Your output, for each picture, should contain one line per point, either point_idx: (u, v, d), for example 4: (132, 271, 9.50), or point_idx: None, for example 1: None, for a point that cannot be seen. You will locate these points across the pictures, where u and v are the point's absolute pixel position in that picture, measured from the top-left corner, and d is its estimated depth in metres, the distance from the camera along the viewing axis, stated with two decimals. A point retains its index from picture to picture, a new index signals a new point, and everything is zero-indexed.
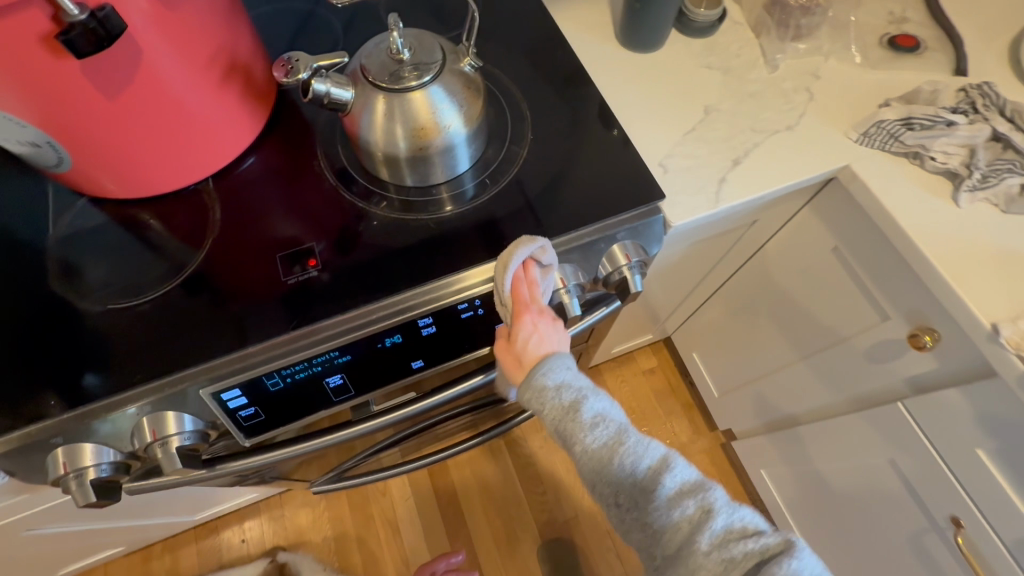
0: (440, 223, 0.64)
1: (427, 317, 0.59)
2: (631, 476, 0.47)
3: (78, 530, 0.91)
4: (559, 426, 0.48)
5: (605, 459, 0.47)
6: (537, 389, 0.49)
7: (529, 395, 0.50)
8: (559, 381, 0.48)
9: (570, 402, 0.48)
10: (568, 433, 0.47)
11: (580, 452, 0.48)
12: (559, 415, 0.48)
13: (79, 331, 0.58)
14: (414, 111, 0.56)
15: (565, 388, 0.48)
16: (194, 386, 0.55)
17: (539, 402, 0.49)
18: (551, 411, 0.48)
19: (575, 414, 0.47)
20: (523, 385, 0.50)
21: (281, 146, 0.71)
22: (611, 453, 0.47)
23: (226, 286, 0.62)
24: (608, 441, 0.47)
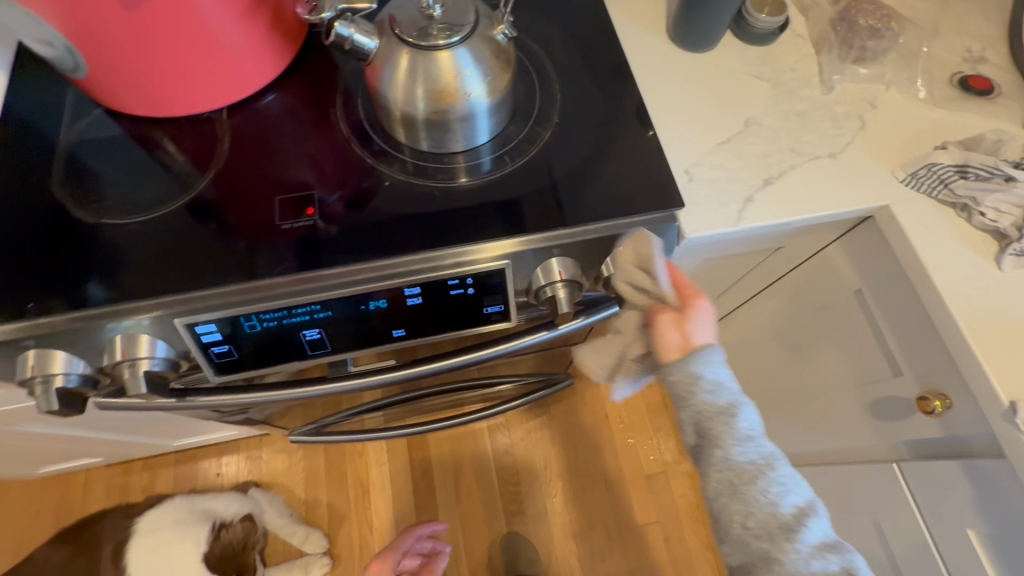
0: (447, 195, 0.62)
1: (414, 287, 0.57)
2: (781, 527, 0.52)
3: (60, 435, 0.93)
4: (709, 447, 0.54)
5: (748, 476, 0.52)
6: (715, 412, 0.52)
7: (712, 435, 0.53)
8: (753, 439, 0.53)
9: (787, 494, 0.52)
10: (711, 434, 0.53)
11: (752, 519, 0.52)
12: (743, 473, 0.53)
13: (64, 237, 0.57)
14: (437, 73, 0.54)
15: (720, 387, 0.53)
16: (168, 315, 0.54)
17: (685, 392, 0.54)
18: (732, 469, 0.53)
19: (744, 453, 0.53)
20: (672, 369, 0.54)
21: (303, 88, 0.69)
22: (752, 470, 0.52)
23: (215, 221, 0.60)
24: (801, 533, 0.51)
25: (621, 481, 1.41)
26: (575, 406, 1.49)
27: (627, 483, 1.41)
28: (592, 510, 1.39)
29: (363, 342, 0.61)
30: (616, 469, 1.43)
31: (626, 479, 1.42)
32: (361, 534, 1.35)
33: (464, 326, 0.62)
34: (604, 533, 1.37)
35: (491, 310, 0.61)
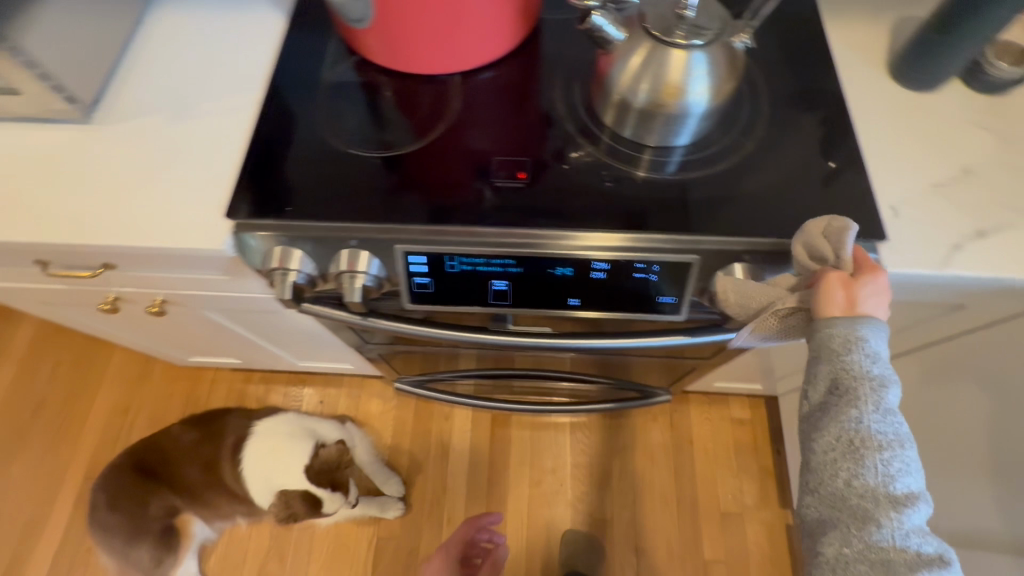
0: (647, 186, 0.65)
1: (603, 262, 0.61)
2: (878, 493, 0.50)
3: (227, 331, 1.07)
4: (847, 419, 0.52)
5: (872, 446, 0.51)
6: (869, 386, 0.51)
7: (851, 395, 0.51)
8: (889, 411, 0.51)
9: (888, 431, 0.51)
10: (851, 396, 0.51)
11: (858, 482, 0.51)
12: (847, 401, 0.52)
13: (318, 157, 0.66)
14: (670, 70, 0.58)
15: (870, 356, 0.52)
16: (391, 240, 0.61)
17: (841, 349, 0.52)
18: (848, 424, 0.52)
19: (884, 444, 0.50)
20: (829, 330, 0.53)
21: (522, 67, 0.75)
22: (879, 440, 0.51)
23: (433, 169, 0.66)
24: (897, 495, 0.50)
25: (694, 511, 1.38)
26: (660, 425, 1.48)
27: (700, 515, 1.38)
28: (659, 531, 1.37)
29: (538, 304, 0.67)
30: (691, 498, 1.40)
31: (699, 510, 1.39)
32: (435, 490, 1.43)
33: (636, 312, 0.66)
34: (667, 557, 1.34)
35: (663, 299, 0.64)
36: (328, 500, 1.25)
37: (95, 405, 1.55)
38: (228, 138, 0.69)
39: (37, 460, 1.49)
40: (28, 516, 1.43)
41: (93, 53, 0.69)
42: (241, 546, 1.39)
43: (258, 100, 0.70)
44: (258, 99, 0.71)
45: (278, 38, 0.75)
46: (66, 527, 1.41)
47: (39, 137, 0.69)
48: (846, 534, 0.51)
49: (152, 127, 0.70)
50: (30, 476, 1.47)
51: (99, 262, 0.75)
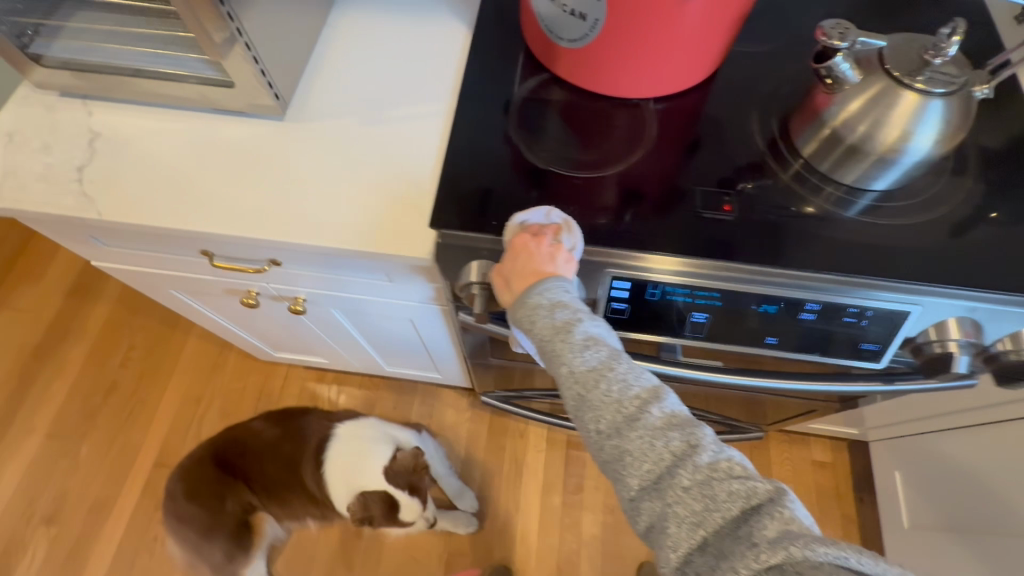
0: (856, 226, 0.63)
1: (815, 302, 0.60)
2: (781, 522, 0.41)
3: (343, 332, 1.05)
4: (585, 390, 0.50)
5: (623, 406, 0.48)
6: (573, 344, 0.51)
7: (556, 348, 0.51)
8: (594, 343, 0.51)
9: (638, 385, 0.49)
10: (559, 354, 0.51)
11: (659, 459, 0.46)
12: (588, 381, 0.50)
13: (522, 172, 0.66)
14: (897, 115, 0.57)
15: (561, 308, 0.52)
16: (601, 264, 0.60)
17: (558, 350, 0.51)
18: (604, 373, 0.50)
19: (655, 406, 0.48)
20: (518, 303, 0.54)
21: (714, 95, 0.74)
22: (637, 399, 0.48)
23: (635, 192, 0.65)
24: (676, 447, 0.46)
25: None
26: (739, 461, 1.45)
27: None
28: None
29: (728, 339, 0.65)
30: None
31: None
32: (507, 509, 1.40)
33: (832, 355, 0.64)
34: None
35: (866, 346, 0.63)
36: (406, 505, 1.22)
37: (166, 391, 1.53)
38: (422, 146, 0.69)
39: (104, 443, 1.47)
40: (94, 500, 1.41)
41: (298, 50, 0.69)
42: (310, 548, 1.38)
43: (450, 110, 0.71)
44: (450, 108, 0.71)
45: (464, 46, 0.76)
46: (132, 514, 1.39)
47: (234, 129, 0.69)
48: (760, 559, 0.40)
49: (343, 127, 0.69)
50: (96, 459, 1.45)
51: (268, 258, 0.74)
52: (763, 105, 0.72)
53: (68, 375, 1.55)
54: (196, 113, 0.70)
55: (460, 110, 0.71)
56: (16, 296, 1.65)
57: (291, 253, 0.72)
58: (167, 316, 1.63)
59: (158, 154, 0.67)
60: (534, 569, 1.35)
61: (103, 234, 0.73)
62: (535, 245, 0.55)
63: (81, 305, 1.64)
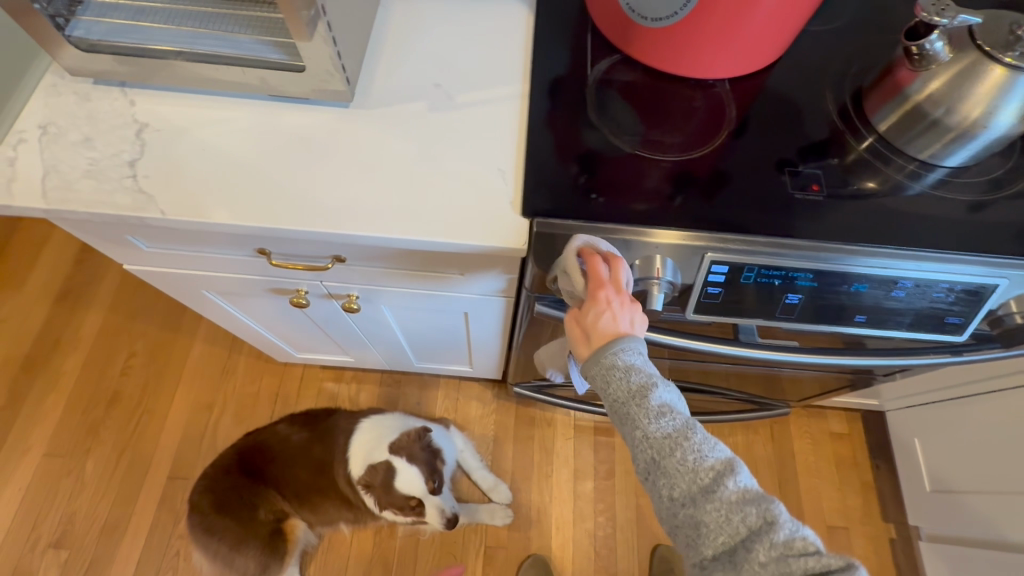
0: (935, 203, 0.65)
1: (907, 280, 0.61)
2: (740, 521, 0.45)
3: (383, 329, 1.01)
4: (657, 454, 0.48)
5: (665, 448, 0.47)
6: (649, 409, 0.48)
7: (630, 413, 0.49)
8: (669, 411, 0.48)
9: (713, 456, 0.47)
10: (635, 419, 0.49)
11: (678, 489, 0.47)
12: (664, 447, 0.48)
13: (612, 157, 0.65)
14: (981, 89, 0.57)
15: (636, 371, 0.49)
16: (701, 248, 0.60)
17: (615, 393, 0.49)
18: (675, 450, 0.47)
19: (687, 446, 0.47)
20: (592, 359, 0.51)
21: (784, 75, 0.74)
22: (677, 439, 0.48)
23: (722, 176, 0.65)
24: (752, 522, 0.45)
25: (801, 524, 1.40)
26: (762, 437, 1.49)
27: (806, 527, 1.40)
28: None
29: (818, 320, 0.65)
30: (797, 511, 1.41)
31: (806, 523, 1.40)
32: (540, 498, 1.40)
33: (918, 330, 0.66)
34: None
35: (950, 320, 0.64)
36: (407, 477, 1.16)
37: (174, 399, 1.45)
38: (498, 132, 0.66)
39: (110, 458, 1.38)
40: (106, 518, 1.33)
41: (363, 32, 0.65)
42: (343, 551, 1.36)
43: (524, 95, 0.68)
44: (524, 93, 0.68)
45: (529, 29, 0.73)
46: (150, 530, 1.32)
47: (296, 118, 0.64)
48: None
49: (414, 112, 0.66)
50: (103, 476, 1.37)
51: (332, 255, 0.70)
52: (837, 84, 0.73)
53: (63, 387, 1.45)
54: (251, 101, 0.65)
55: (533, 95, 0.69)
56: None
57: (358, 249, 0.68)
58: (166, 320, 1.54)
59: (218, 146, 0.62)
60: (572, 556, 1.35)
61: (147, 234, 0.67)
62: (609, 309, 0.51)
63: (71, 313, 1.53)
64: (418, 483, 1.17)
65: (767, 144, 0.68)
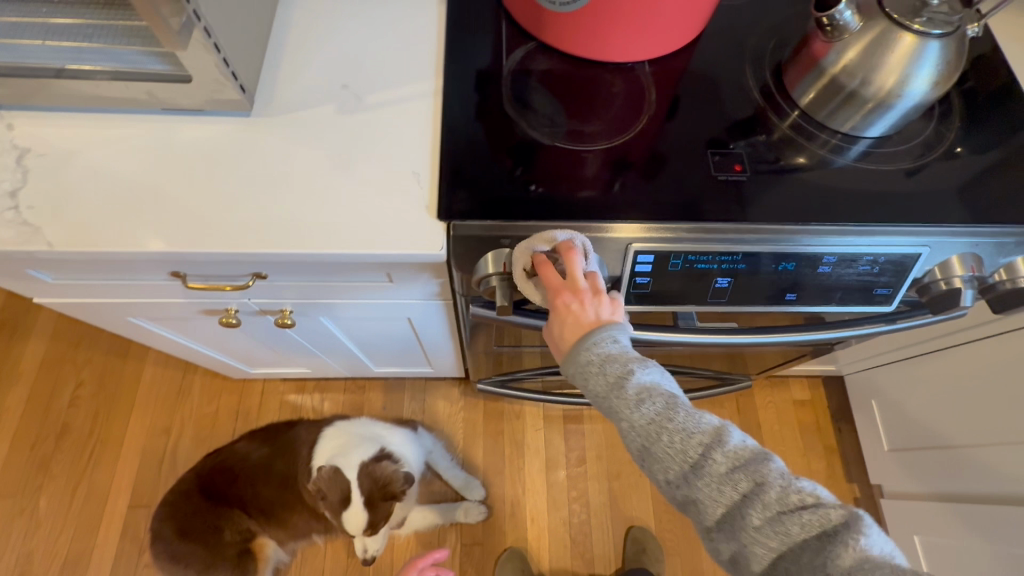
0: (859, 175, 0.65)
1: (832, 255, 0.61)
2: (745, 496, 0.44)
3: (330, 339, 0.98)
4: (646, 440, 0.47)
5: (652, 434, 0.46)
6: (629, 400, 0.47)
7: (614, 405, 0.48)
8: (649, 394, 0.47)
9: (700, 427, 0.46)
10: (618, 407, 0.48)
11: (672, 471, 0.46)
12: (651, 432, 0.46)
13: (530, 150, 0.62)
14: (895, 58, 0.57)
15: (612, 360, 0.48)
16: (624, 238, 0.59)
17: (597, 386, 0.49)
18: (683, 440, 0.46)
19: (673, 428, 0.46)
20: (569, 358, 0.50)
21: (705, 53, 0.73)
22: (659, 425, 0.46)
23: (645, 162, 0.63)
24: (746, 486, 0.44)
25: None
26: (728, 411, 1.51)
27: None
28: None
29: (748, 301, 0.65)
30: None
31: None
32: (513, 491, 1.40)
33: (848, 303, 0.66)
34: None
35: (879, 291, 0.65)
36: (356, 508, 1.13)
37: (128, 426, 1.40)
38: (411, 131, 0.63)
39: (66, 492, 1.33)
40: (66, 553, 1.29)
41: (256, 34, 0.61)
42: (318, 563, 1.35)
43: (437, 90, 0.65)
44: (437, 89, 0.65)
45: (440, 20, 0.70)
46: (113, 562, 1.28)
47: (192, 131, 0.60)
48: None
49: (321, 115, 0.62)
50: (60, 511, 1.32)
51: (251, 272, 0.67)
52: (756, 59, 0.72)
53: (8, 424, 1.39)
54: (144, 117, 0.61)
55: (446, 91, 0.66)
56: None
57: (277, 265, 0.65)
58: (114, 345, 1.48)
59: (111, 167, 0.58)
60: (548, 545, 1.36)
61: (47, 267, 0.63)
62: (578, 307, 0.50)
63: (9, 346, 1.46)
64: (364, 523, 1.15)
65: (690, 126, 0.67)
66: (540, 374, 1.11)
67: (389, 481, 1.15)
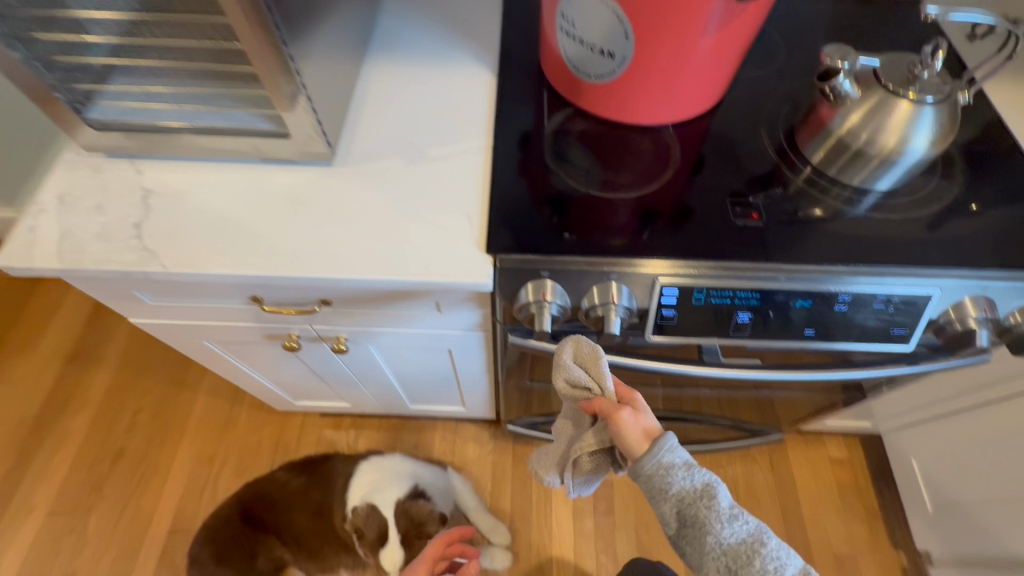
0: (872, 223, 0.70)
1: (846, 293, 0.66)
2: None
3: (375, 371, 1.06)
4: (731, 561, 0.52)
5: (738, 553, 0.52)
6: (717, 517, 0.52)
7: (699, 516, 0.53)
8: (737, 514, 0.53)
9: (785, 561, 0.51)
10: (704, 523, 0.53)
11: None
12: (737, 553, 0.52)
13: (567, 197, 0.71)
14: (894, 121, 0.64)
15: (694, 472, 0.55)
16: (650, 273, 0.66)
17: (682, 496, 0.54)
18: (768, 568, 0.51)
19: (761, 553, 0.51)
20: (648, 464, 0.54)
21: (724, 117, 0.82)
22: (744, 547, 0.52)
23: (669, 208, 0.71)
24: None
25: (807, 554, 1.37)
26: (761, 465, 1.48)
27: (813, 556, 1.37)
28: None
29: (768, 334, 0.69)
30: (803, 541, 1.39)
31: (812, 552, 1.37)
32: (540, 538, 1.39)
33: (867, 343, 0.69)
34: None
35: (896, 331, 0.68)
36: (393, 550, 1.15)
37: (176, 453, 1.48)
38: (464, 178, 0.73)
39: (113, 515, 1.40)
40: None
41: (341, 100, 0.74)
42: None
43: (487, 146, 0.76)
44: (486, 145, 0.76)
45: (491, 89, 0.82)
46: None
47: (283, 177, 0.72)
48: None
49: (389, 166, 0.73)
50: (105, 533, 1.38)
51: (319, 298, 0.76)
52: (771, 122, 0.81)
53: (69, 447, 1.48)
54: (244, 165, 0.73)
55: (495, 147, 0.77)
56: (9, 370, 1.59)
57: (341, 292, 0.74)
58: (170, 376, 1.59)
59: (215, 205, 0.69)
60: None
61: (150, 288, 0.73)
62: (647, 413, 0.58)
63: (78, 373, 1.58)
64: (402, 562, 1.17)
65: (711, 178, 0.75)
66: (571, 414, 1.15)
67: (424, 522, 1.19)
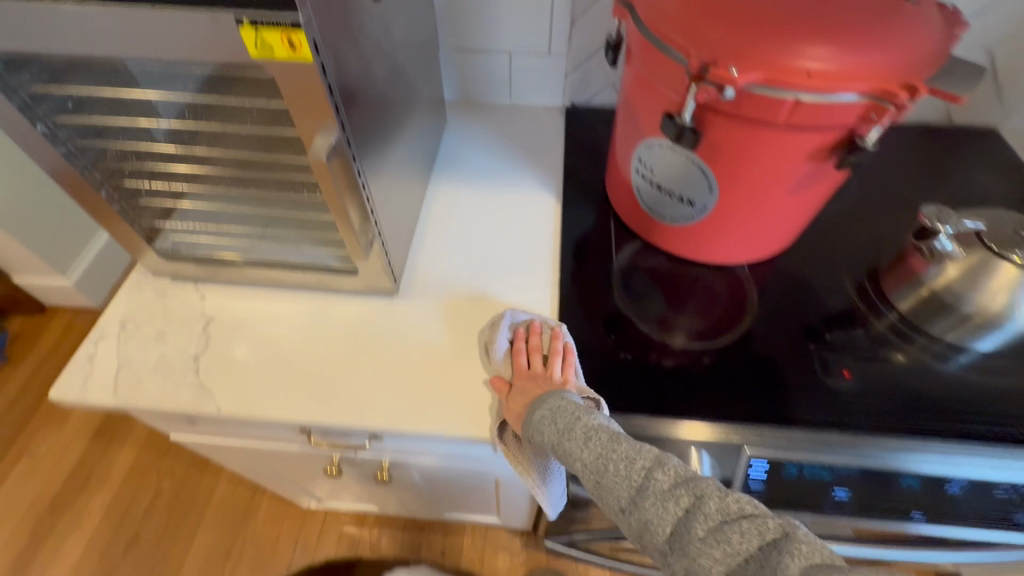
0: (977, 386, 0.64)
1: (961, 476, 0.58)
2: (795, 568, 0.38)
3: (412, 487, 1.00)
4: (635, 494, 0.48)
5: (638, 483, 0.48)
6: (625, 451, 0.50)
7: (637, 471, 0.48)
8: (681, 472, 0.47)
9: (743, 499, 0.44)
10: (623, 475, 0.49)
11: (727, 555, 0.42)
12: (655, 485, 0.47)
13: (640, 343, 0.67)
14: (1000, 285, 0.59)
15: (607, 424, 0.53)
16: (736, 441, 0.59)
17: (557, 416, 0.55)
18: (674, 493, 0.46)
19: (695, 497, 0.45)
20: (528, 416, 0.56)
21: (800, 256, 0.78)
22: (682, 492, 0.46)
23: (751, 362, 0.66)
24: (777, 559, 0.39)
25: None
26: None
27: None
28: None
29: (862, 506, 0.63)
30: None
31: None
32: None
33: (979, 523, 0.63)
34: None
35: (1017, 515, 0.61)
36: None
37: (191, 544, 1.41)
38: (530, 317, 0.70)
39: None
40: None
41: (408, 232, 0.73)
42: None
43: (554, 281, 0.73)
44: (553, 280, 0.73)
45: (558, 219, 0.81)
46: None
47: (345, 308, 0.70)
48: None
49: (453, 300, 0.71)
50: None
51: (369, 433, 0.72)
52: (851, 264, 0.77)
53: (85, 531, 1.43)
54: (305, 293, 0.72)
55: (561, 282, 0.74)
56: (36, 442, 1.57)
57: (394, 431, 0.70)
58: (194, 457, 1.55)
59: (275, 337, 0.67)
60: None
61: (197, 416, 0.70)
62: (558, 357, 0.61)
63: (104, 450, 1.56)
64: None
65: (793, 326, 0.70)
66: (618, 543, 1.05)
67: None
